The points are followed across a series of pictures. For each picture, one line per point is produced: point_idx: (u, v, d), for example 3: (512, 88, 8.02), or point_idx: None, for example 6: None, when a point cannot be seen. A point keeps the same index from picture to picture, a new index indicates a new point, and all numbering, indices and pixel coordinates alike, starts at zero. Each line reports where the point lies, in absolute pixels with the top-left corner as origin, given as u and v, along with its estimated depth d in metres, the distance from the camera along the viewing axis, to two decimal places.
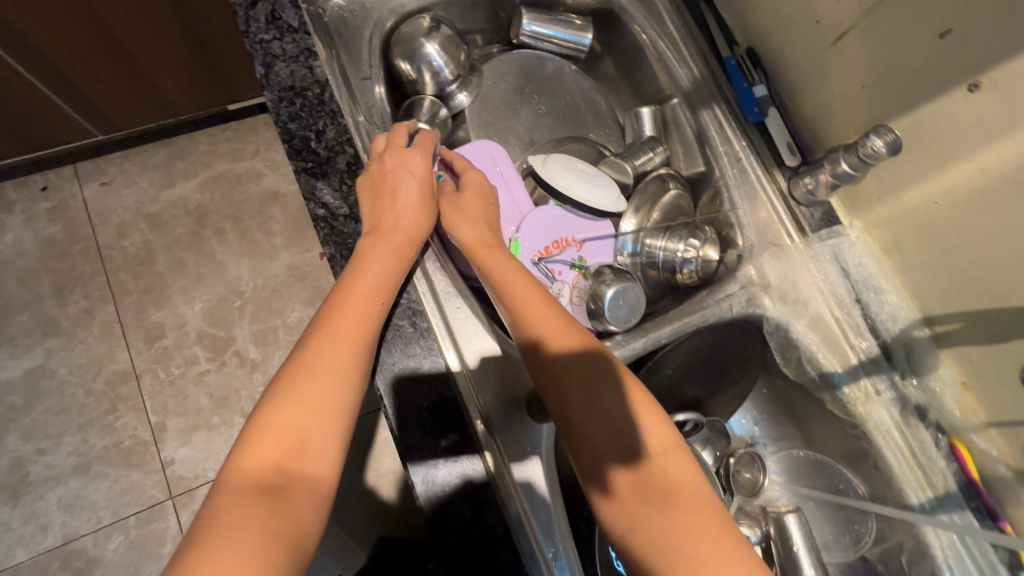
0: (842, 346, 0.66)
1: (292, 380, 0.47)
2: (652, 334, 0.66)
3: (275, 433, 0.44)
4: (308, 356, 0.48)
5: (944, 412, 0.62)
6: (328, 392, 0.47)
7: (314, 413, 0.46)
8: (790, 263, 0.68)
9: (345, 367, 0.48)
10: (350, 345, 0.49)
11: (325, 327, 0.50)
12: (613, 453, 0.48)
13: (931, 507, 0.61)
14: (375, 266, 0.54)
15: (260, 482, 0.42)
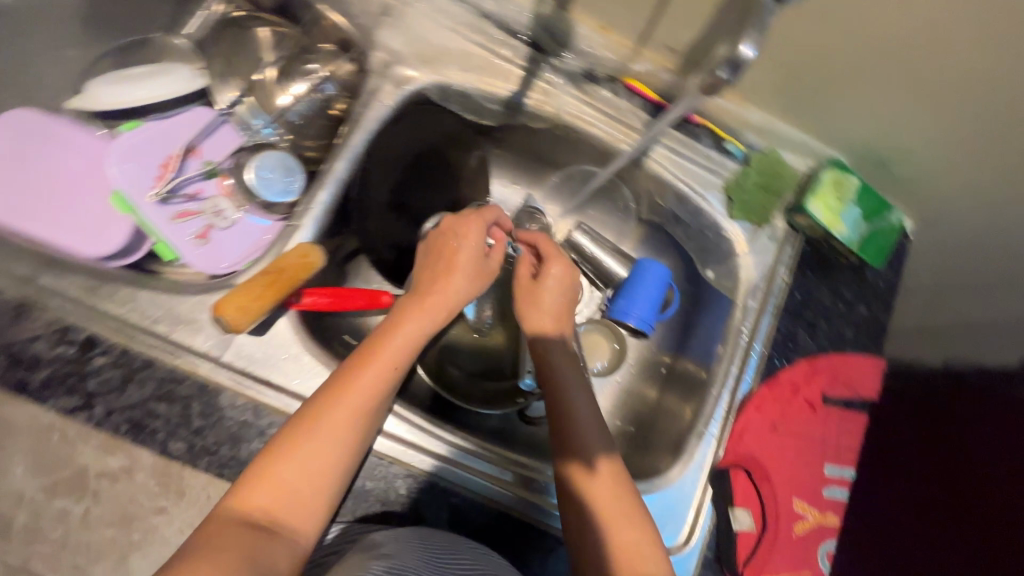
0: (501, 66, 0.64)
1: (316, 418, 0.47)
2: (329, 178, 0.59)
3: (299, 466, 0.45)
4: (338, 408, 0.47)
5: (603, 63, 0.64)
6: (335, 456, 0.46)
7: (324, 459, 0.46)
8: (409, 22, 0.63)
9: (357, 435, 0.48)
10: (375, 405, 0.49)
11: (358, 375, 0.49)
12: (581, 432, 0.55)
13: (645, 146, 0.67)
14: (407, 340, 0.53)
15: (249, 524, 0.42)
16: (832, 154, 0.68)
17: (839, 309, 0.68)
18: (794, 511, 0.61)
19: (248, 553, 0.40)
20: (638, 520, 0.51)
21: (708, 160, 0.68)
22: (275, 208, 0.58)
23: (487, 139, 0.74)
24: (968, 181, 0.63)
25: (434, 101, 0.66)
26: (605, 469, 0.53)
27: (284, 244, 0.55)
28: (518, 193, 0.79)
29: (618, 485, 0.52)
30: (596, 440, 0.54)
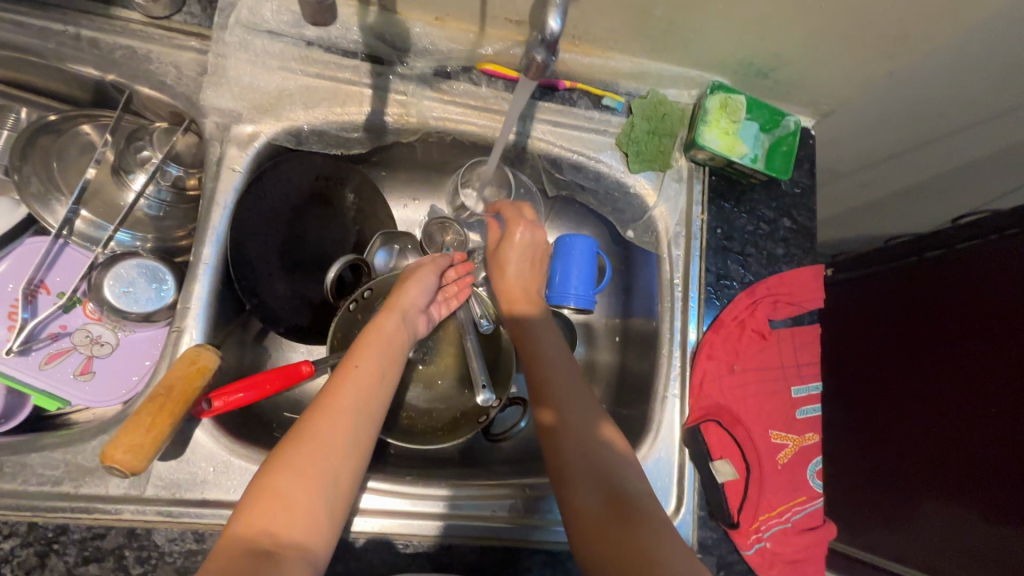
0: (346, 91, 0.60)
1: (295, 443, 0.44)
2: (202, 263, 0.54)
3: (287, 490, 0.42)
4: (321, 428, 0.45)
5: (451, 55, 0.60)
6: (326, 472, 0.43)
7: (312, 476, 0.43)
8: (231, 75, 0.57)
9: (344, 450, 0.45)
10: (357, 419, 0.47)
11: (333, 394, 0.48)
12: (549, 378, 0.57)
13: (523, 127, 0.64)
14: (375, 350, 0.53)
15: (253, 547, 0.39)
16: (711, 79, 0.64)
17: (763, 229, 0.66)
18: (773, 443, 0.61)
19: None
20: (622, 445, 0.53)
21: (591, 121, 0.64)
22: (154, 316, 0.53)
23: (367, 165, 0.71)
24: (851, 65, 0.61)
25: (291, 147, 0.61)
26: (607, 427, 0.54)
27: (174, 352, 0.51)
28: (421, 208, 0.76)
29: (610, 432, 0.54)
30: (565, 394, 0.56)
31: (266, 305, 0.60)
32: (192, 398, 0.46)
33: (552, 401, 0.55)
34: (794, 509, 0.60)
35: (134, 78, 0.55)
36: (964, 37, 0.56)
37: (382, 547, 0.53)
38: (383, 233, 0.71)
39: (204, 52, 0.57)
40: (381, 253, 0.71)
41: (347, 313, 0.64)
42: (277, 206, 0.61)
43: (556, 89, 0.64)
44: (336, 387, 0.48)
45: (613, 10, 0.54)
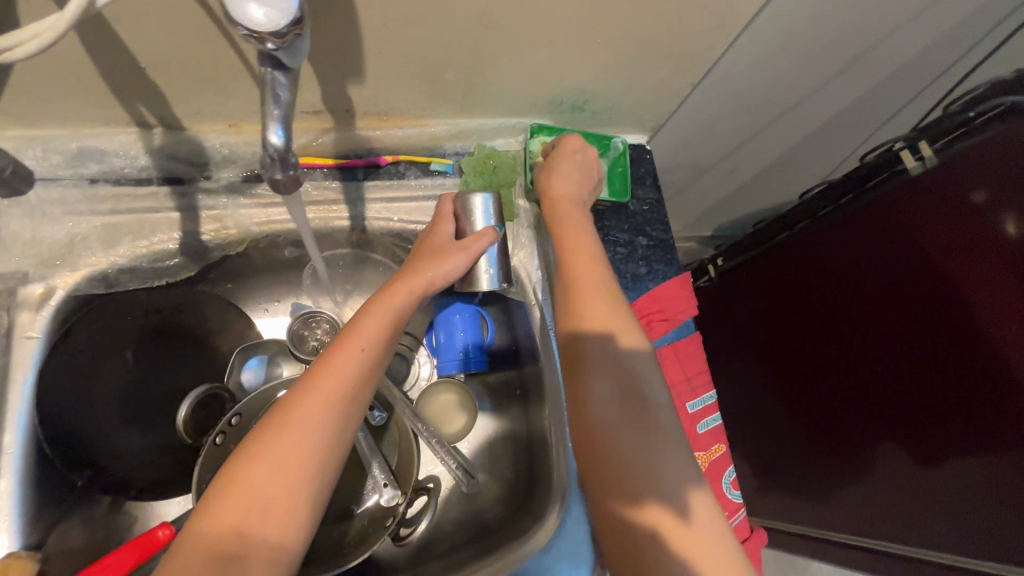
0: (149, 220, 0.55)
1: (279, 431, 0.39)
2: (7, 453, 0.49)
3: (267, 473, 0.38)
4: (307, 412, 0.40)
5: (257, 158, 0.57)
6: (314, 459, 0.39)
7: (293, 464, 0.39)
8: (6, 235, 0.51)
9: (330, 437, 0.41)
10: (350, 397, 0.42)
11: (325, 371, 0.42)
12: (618, 439, 0.43)
13: (355, 210, 0.61)
14: (380, 317, 0.46)
15: (220, 551, 0.35)
16: (532, 122, 0.65)
17: (622, 253, 0.66)
18: None
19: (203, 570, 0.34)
20: (715, 534, 0.40)
21: (425, 189, 0.63)
22: None
23: (209, 281, 0.66)
24: (656, 83, 0.62)
25: (103, 292, 0.56)
26: (696, 487, 0.42)
27: None
28: (282, 306, 0.70)
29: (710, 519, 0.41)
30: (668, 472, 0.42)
31: (105, 471, 0.53)
32: None
33: (595, 429, 0.44)
34: None
35: None
36: (744, 40, 0.58)
37: None
38: (243, 347, 0.64)
39: None
40: (251, 362, 0.65)
41: (214, 452, 0.58)
42: (98, 357, 0.54)
43: (380, 165, 0.61)
44: (332, 360, 0.43)
45: (404, 83, 0.53)
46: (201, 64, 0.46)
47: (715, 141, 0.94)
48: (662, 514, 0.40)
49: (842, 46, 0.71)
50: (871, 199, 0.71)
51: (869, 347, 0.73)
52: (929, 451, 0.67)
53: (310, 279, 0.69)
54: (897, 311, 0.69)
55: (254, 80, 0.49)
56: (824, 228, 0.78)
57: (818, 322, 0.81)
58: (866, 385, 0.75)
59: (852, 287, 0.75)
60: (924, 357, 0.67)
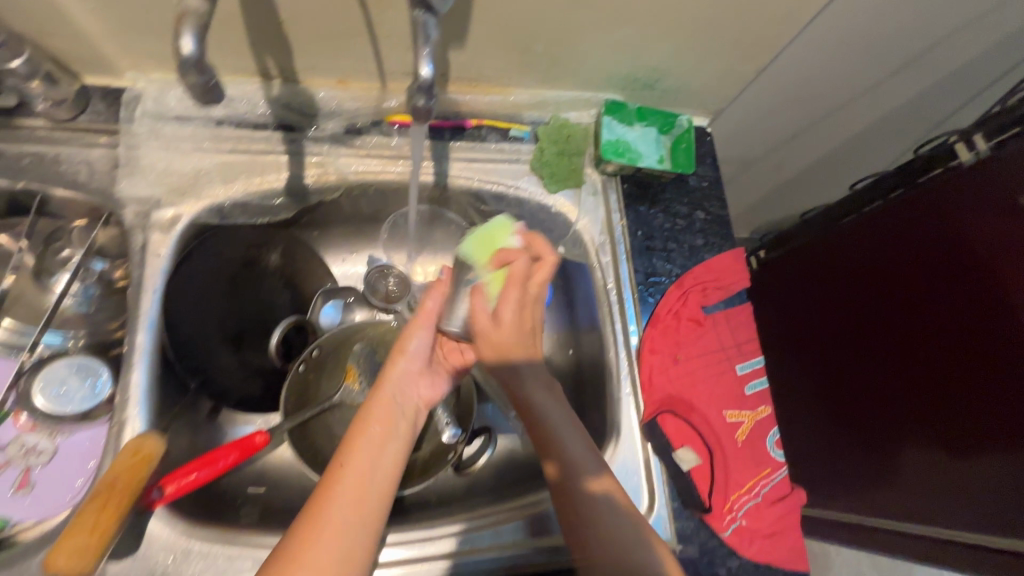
0: (262, 161, 0.61)
1: (348, 488, 0.45)
2: (136, 352, 0.54)
3: (313, 562, 0.40)
4: (335, 500, 0.44)
5: (358, 113, 0.63)
6: (348, 548, 0.42)
7: (330, 558, 0.41)
8: (145, 163, 0.58)
9: (357, 521, 0.44)
10: (370, 479, 0.46)
11: (342, 466, 0.46)
12: (581, 476, 0.52)
13: (441, 167, 0.67)
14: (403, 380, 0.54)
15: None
16: (605, 97, 0.70)
17: (680, 225, 0.70)
18: (729, 422, 0.63)
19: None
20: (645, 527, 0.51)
21: (503, 153, 0.68)
22: (93, 412, 0.53)
23: (300, 227, 0.72)
24: (722, 67, 0.67)
25: (215, 224, 0.62)
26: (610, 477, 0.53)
27: (117, 445, 0.50)
28: (359, 258, 0.77)
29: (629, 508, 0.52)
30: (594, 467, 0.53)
31: (212, 381, 0.60)
32: (140, 487, 0.45)
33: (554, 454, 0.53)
34: (762, 483, 0.61)
35: (44, 183, 0.55)
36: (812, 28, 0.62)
37: None
38: (324, 290, 0.73)
39: (114, 146, 0.58)
40: (327, 309, 0.73)
41: (298, 375, 0.66)
42: (209, 281, 0.61)
43: (465, 128, 0.67)
44: (347, 451, 0.47)
45: (498, 50, 0.59)
46: (328, 22, 0.53)
47: (767, 135, 0.97)
48: (615, 486, 0.53)
49: (902, 45, 0.75)
50: (924, 196, 0.74)
51: (909, 343, 0.75)
52: (962, 448, 0.67)
53: (386, 234, 0.76)
54: (940, 307, 0.71)
55: (370, 39, 0.55)
56: (873, 222, 0.82)
57: (856, 307, 0.84)
58: (902, 382, 0.76)
59: (899, 284, 0.77)
60: (964, 352, 0.68)
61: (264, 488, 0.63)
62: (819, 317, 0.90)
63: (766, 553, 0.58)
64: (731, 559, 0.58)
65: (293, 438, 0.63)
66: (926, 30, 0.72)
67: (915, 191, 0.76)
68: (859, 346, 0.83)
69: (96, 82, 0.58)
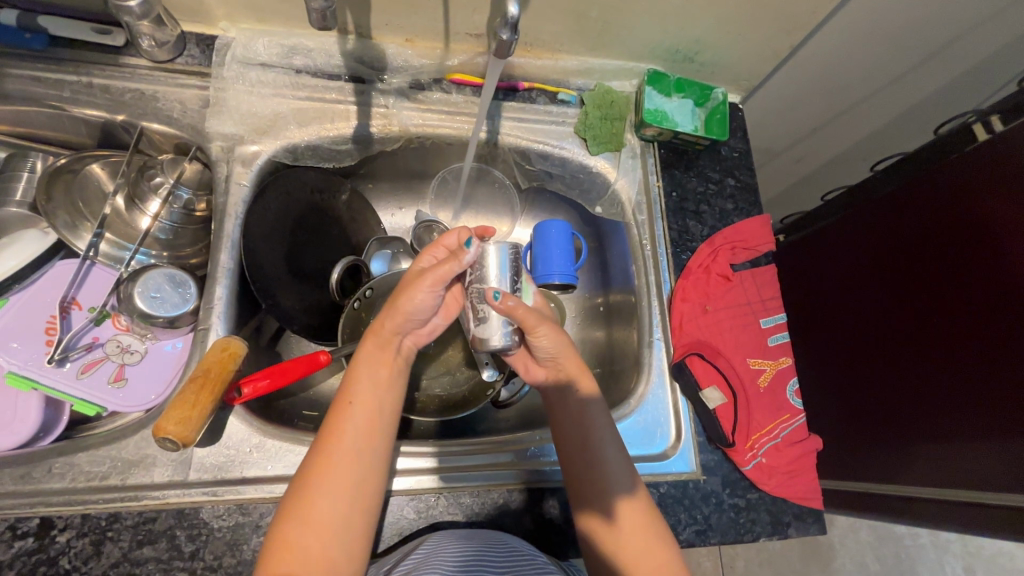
0: (333, 109, 0.67)
1: (340, 404, 0.47)
2: (219, 270, 0.59)
3: (332, 463, 0.45)
4: (341, 416, 0.47)
5: (422, 71, 0.69)
6: (358, 462, 0.46)
7: (342, 474, 0.44)
8: (232, 105, 0.64)
9: (370, 438, 0.47)
10: (375, 399, 0.48)
11: (349, 392, 0.48)
12: (607, 470, 0.53)
13: (493, 125, 0.73)
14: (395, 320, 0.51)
15: (332, 500, 0.44)
16: (647, 67, 0.75)
17: (712, 189, 0.75)
18: (752, 369, 0.67)
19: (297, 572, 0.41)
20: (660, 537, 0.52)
21: (550, 115, 0.74)
22: (179, 321, 0.58)
23: (356, 178, 0.78)
24: (757, 42, 0.72)
25: (288, 164, 0.68)
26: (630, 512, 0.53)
27: (203, 346, 0.56)
28: (407, 214, 0.84)
29: (640, 519, 0.53)
30: (626, 481, 0.53)
31: (280, 305, 0.65)
32: (228, 379, 0.51)
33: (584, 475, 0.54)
34: (781, 426, 0.66)
35: (143, 116, 0.62)
36: None
37: (451, 502, 0.57)
38: (376, 239, 0.79)
39: (204, 88, 0.64)
40: (376, 260, 0.79)
41: (353, 311, 0.69)
42: (278, 218, 0.66)
43: (516, 90, 0.73)
44: (351, 372, 0.49)
45: (556, 16, 0.65)
46: None
47: (793, 122, 1.02)
48: (596, 524, 0.53)
49: (926, 34, 0.79)
50: (943, 179, 0.76)
51: (933, 327, 0.75)
52: (980, 426, 0.68)
53: (434, 189, 0.81)
54: (964, 286, 0.72)
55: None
56: (892, 204, 0.84)
57: (897, 281, 0.81)
58: (932, 365, 0.74)
59: (947, 261, 0.74)
60: (978, 331, 0.69)
61: (318, 412, 0.68)
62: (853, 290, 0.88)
63: (784, 487, 0.63)
64: (751, 492, 0.63)
65: (349, 364, 0.68)
66: (950, 20, 0.77)
67: (936, 174, 0.77)
68: (899, 324, 0.79)
69: (191, 30, 0.64)
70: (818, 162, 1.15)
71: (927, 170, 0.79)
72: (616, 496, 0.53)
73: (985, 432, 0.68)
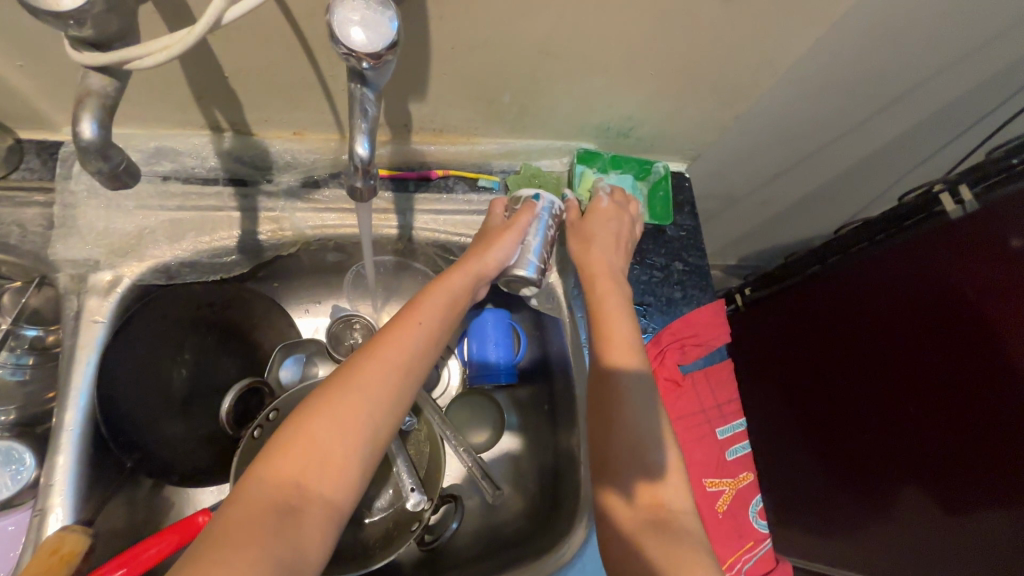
0: (211, 217, 0.58)
1: (377, 348, 0.46)
2: (64, 431, 0.50)
3: (343, 410, 0.41)
4: (380, 360, 0.45)
5: (317, 167, 0.60)
6: (364, 418, 0.42)
7: (353, 420, 0.41)
8: (85, 225, 0.55)
9: (393, 395, 0.44)
10: (418, 354, 0.47)
11: (404, 326, 0.47)
12: (645, 424, 0.50)
13: (406, 219, 0.63)
14: (433, 299, 0.51)
15: (314, 449, 0.40)
16: (577, 146, 0.67)
17: (657, 276, 0.67)
18: (709, 491, 0.59)
19: (299, 484, 0.39)
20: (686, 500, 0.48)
21: (471, 204, 0.65)
22: (16, 498, 0.49)
23: (256, 281, 0.68)
24: (697, 116, 0.64)
25: (162, 284, 0.59)
26: (647, 489, 0.48)
27: (39, 537, 0.46)
28: (323, 308, 0.72)
29: (676, 493, 0.48)
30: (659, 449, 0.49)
31: (153, 456, 0.55)
32: None
33: (615, 425, 0.50)
34: (744, 558, 0.58)
35: None
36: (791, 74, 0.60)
37: None
38: (284, 343, 0.67)
39: (50, 205, 0.54)
40: (288, 363, 0.67)
41: (251, 441, 0.57)
42: (154, 345, 0.56)
43: (430, 179, 0.65)
44: (415, 306, 0.49)
45: (462, 103, 0.56)
46: (280, 76, 0.49)
47: (748, 176, 0.95)
48: (613, 496, 0.48)
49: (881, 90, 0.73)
50: (879, 253, 0.72)
51: (909, 395, 0.71)
52: (941, 499, 0.69)
53: (351, 281, 0.70)
54: (938, 363, 0.66)
55: (324, 93, 0.52)
56: (853, 264, 0.76)
57: (864, 343, 0.76)
58: (910, 437, 0.71)
59: (917, 332, 0.68)
60: (937, 397, 0.67)
61: None
62: (818, 348, 0.83)
63: None
64: None
65: None
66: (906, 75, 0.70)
67: (871, 249, 0.73)
68: (869, 386, 0.76)
69: (30, 138, 0.55)
70: (780, 210, 1.09)
71: (861, 239, 0.75)
72: (634, 475, 0.48)
73: (951, 507, 0.68)
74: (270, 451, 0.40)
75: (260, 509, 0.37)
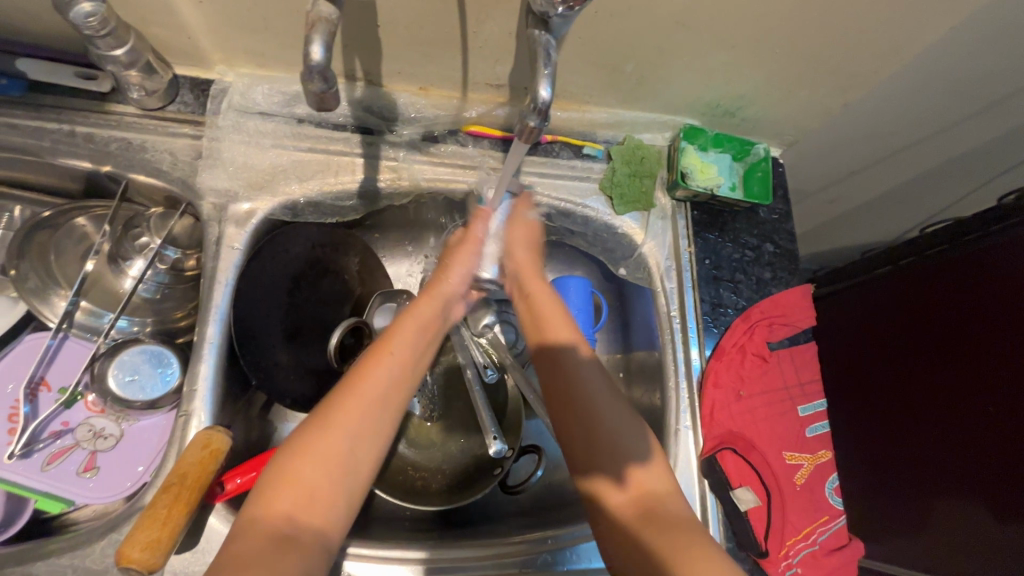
0: (337, 161, 0.62)
1: (356, 373, 0.46)
2: (204, 344, 0.54)
3: (328, 440, 0.42)
4: (363, 385, 0.45)
5: (436, 122, 0.63)
6: (349, 442, 0.43)
7: (338, 450, 0.42)
8: (227, 158, 0.59)
9: (376, 412, 0.45)
10: (410, 362, 0.48)
11: (385, 344, 0.48)
12: (614, 433, 0.50)
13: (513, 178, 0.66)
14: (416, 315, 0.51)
15: (302, 483, 0.41)
16: (682, 121, 0.69)
17: (749, 256, 0.68)
18: (788, 464, 0.61)
19: (291, 516, 0.40)
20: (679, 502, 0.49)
21: (574, 170, 0.68)
22: (160, 402, 0.53)
23: (360, 228, 0.72)
24: (808, 99, 0.65)
25: (287, 220, 0.62)
26: (613, 490, 0.49)
27: (183, 437, 0.51)
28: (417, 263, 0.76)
29: (662, 483, 0.50)
30: (638, 445, 0.50)
31: (271, 379, 0.58)
32: (206, 483, 0.45)
33: (583, 444, 0.51)
34: (818, 531, 0.60)
35: (130, 168, 0.56)
36: (911, 67, 0.60)
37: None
38: (381, 293, 0.70)
39: (198, 137, 0.58)
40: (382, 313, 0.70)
41: None
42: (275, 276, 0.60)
43: (539, 143, 0.67)
44: (394, 328, 0.50)
45: (586, 70, 0.59)
46: (428, 31, 0.52)
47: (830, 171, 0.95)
48: (606, 488, 0.49)
49: None
50: (956, 253, 0.68)
51: (961, 430, 0.66)
52: (997, 505, 0.63)
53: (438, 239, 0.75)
54: (1002, 401, 0.62)
55: (461, 49, 0.55)
56: (933, 276, 0.71)
57: (921, 364, 0.71)
58: (949, 469, 0.68)
59: (991, 363, 0.63)
60: (994, 434, 0.63)
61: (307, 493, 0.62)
62: (861, 358, 0.79)
63: None
64: None
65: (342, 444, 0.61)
66: None
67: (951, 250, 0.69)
68: (914, 409, 0.72)
69: (185, 73, 0.59)
70: None
71: (944, 245, 0.70)
72: (632, 460, 0.50)
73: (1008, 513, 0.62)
74: (268, 481, 0.41)
75: (263, 545, 0.38)
